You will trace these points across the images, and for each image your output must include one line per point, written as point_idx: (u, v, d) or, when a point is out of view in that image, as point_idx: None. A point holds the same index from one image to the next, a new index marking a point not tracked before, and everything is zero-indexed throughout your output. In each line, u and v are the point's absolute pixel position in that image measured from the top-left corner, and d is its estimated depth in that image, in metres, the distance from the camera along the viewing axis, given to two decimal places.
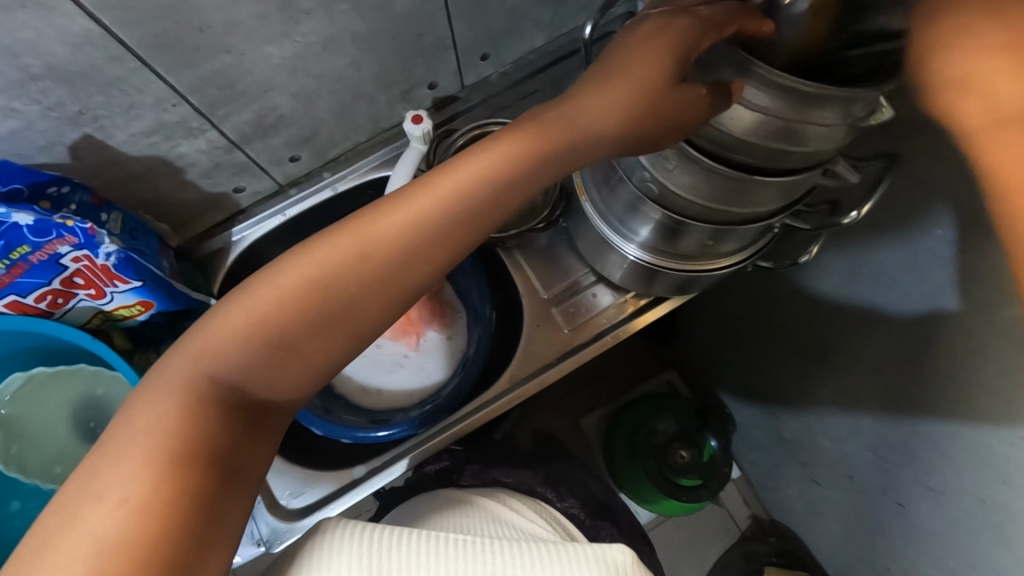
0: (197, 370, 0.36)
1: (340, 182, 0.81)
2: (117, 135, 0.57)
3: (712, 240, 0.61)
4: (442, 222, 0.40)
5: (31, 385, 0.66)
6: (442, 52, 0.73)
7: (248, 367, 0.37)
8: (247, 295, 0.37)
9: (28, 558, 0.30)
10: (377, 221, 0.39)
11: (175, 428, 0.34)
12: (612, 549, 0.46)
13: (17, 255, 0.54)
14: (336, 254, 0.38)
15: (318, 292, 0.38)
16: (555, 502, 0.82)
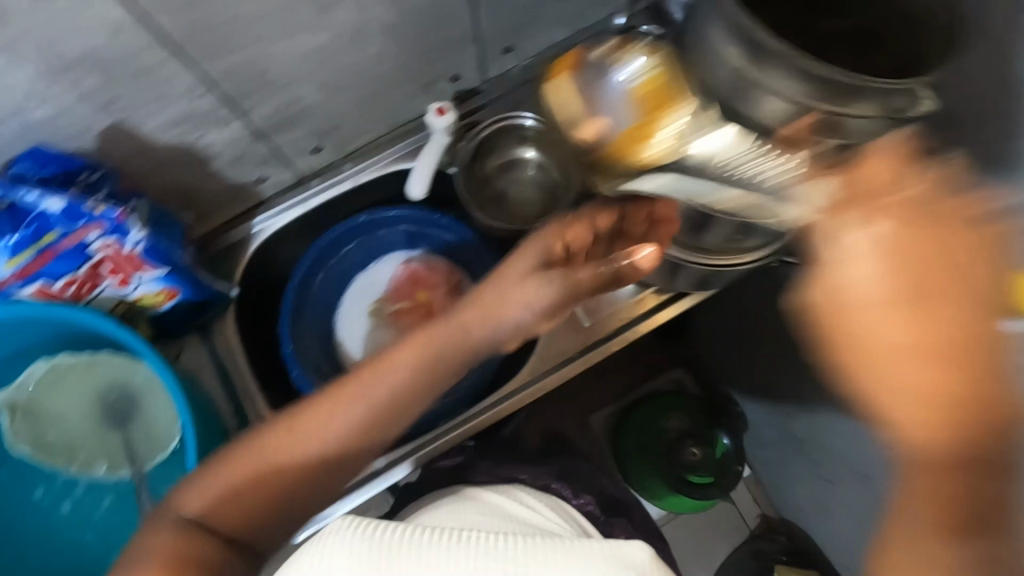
0: (220, 515, 0.50)
1: (359, 175, 0.80)
2: (146, 124, 0.57)
3: (737, 235, 0.60)
4: (437, 358, 0.54)
5: (56, 373, 0.64)
6: (467, 44, 0.73)
7: (266, 488, 0.51)
8: (252, 449, 0.51)
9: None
10: (371, 389, 0.53)
11: (220, 508, 0.50)
12: (629, 545, 0.44)
13: (47, 242, 0.54)
14: (336, 431, 0.52)
15: (336, 436, 0.52)
16: (572, 501, 0.78)
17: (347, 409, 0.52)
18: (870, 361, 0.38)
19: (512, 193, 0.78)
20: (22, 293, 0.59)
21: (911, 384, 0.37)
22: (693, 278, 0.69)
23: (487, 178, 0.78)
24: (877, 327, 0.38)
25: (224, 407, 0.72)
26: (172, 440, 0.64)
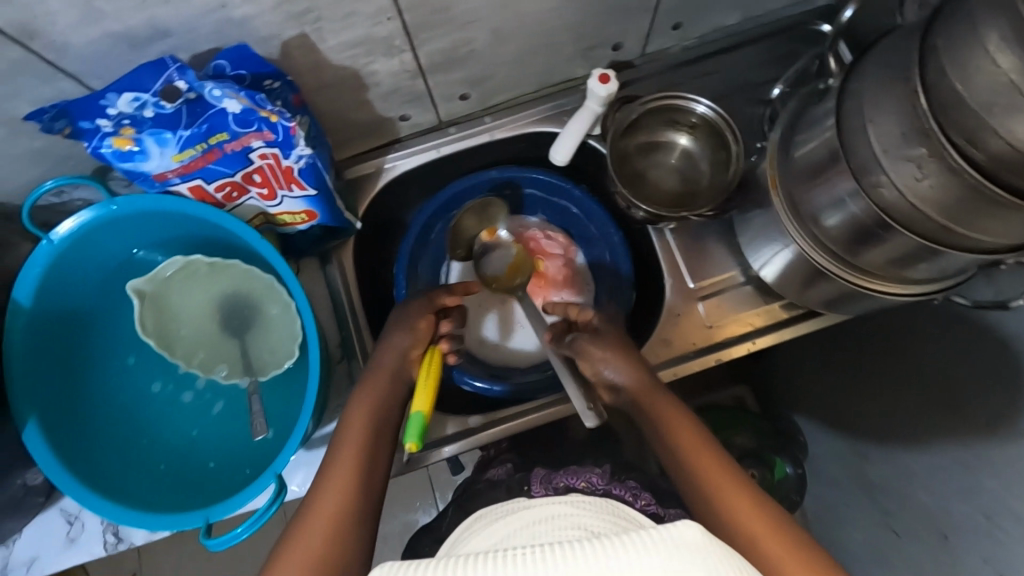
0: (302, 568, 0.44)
1: (497, 130, 0.78)
2: (327, 40, 0.56)
3: (903, 261, 0.54)
4: (389, 402, 0.58)
5: (186, 271, 0.66)
6: (642, 14, 0.69)
7: (336, 544, 0.46)
8: (299, 539, 0.46)
9: None
10: (355, 430, 0.54)
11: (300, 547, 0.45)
12: (672, 524, 0.34)
13: (216, 141, 0.54)
14: (343, 478, 0.50)
15: (347, 490, 0.50)
16: (632, 504, 0.61)
17: (344, 450, 0.53)
18: (703, 469, 0.48)
19: (652, 176, 0.76)
20: (178, 188, 0.59)
21: (732, 497, 0.46)
22: (831, 296, 0.65)
23: (629, 156, 0.75)
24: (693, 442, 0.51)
25: (332, 336, 0.72)
26: (291, 356, 0.65)
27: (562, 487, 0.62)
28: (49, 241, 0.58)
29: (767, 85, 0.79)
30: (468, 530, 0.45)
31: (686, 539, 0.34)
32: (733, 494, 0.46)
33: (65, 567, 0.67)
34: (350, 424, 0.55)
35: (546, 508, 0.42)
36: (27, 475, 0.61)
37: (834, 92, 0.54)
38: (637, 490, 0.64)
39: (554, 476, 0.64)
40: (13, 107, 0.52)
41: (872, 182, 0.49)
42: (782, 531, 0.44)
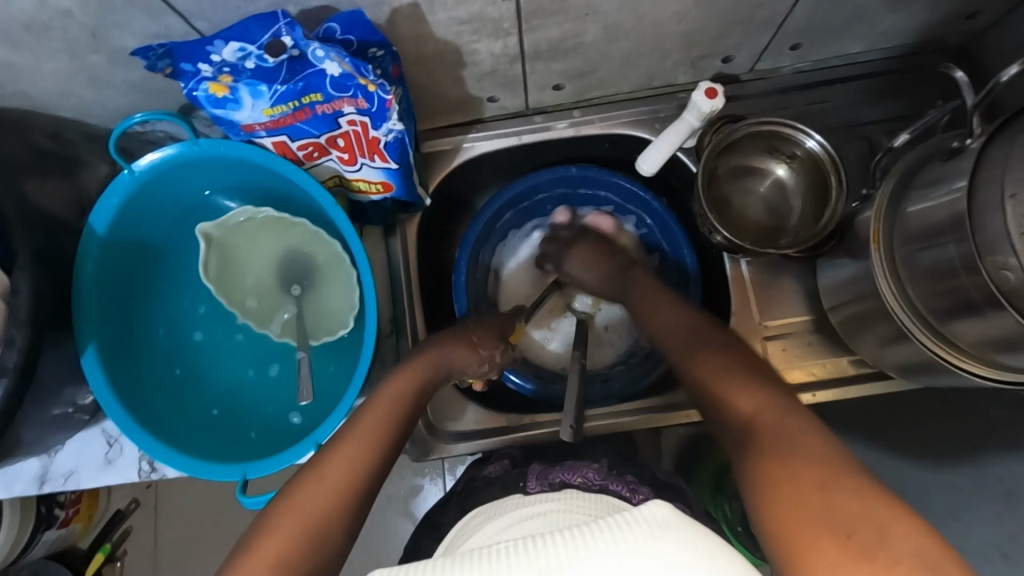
0: (347, 468, 0.49)
1: (584, 126, 0.75)
2: (437, 14, 0.53)
3: (998, 344, 0.50)
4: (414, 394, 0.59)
5: (253, 224, 0.67)
6: (764, 29, 0.64)
7: (360, 477, 0.49)
8: (324, 473, 0.49)
9: (311, 513, 0.45)
10: (372, 421, 0.54)
11: (351, 443, 0.51)
12: (643, 509, 0.34)
13: (308, 101, 0.53)
14: (369, 436, 0.52)
15: (368, 448, 0.52)
16: (632, 502, 0.56)
17: (356, 430, 0.53)
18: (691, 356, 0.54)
19: (737, 201, 0.73)
20: (263, 141, 0.59)
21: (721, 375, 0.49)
22: (906, 363, 0.61)
23: (718, 177, 0.72)
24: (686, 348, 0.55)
25: (385, 310, 0.72)
26: (345, 327, 0.64)
27: (558, 484, 0.57)
28: (130, 172, 0.58)
29: (875, 124, 0.74)
30: (467, 527, 0.47)
31: (657, 518, 0.33)
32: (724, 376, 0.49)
33: (99, 486, 0.70)
34: (367, 411, 0.55)
35: (538, 507, 0.43)
36: (79, 397, 0.62)
37: (971, 155, 0.49)
38: (635, 485, 0.60)
39: (551, 471, 0.59)
40: (120, 36, 0.51)
41: (997, 263, 0.45)
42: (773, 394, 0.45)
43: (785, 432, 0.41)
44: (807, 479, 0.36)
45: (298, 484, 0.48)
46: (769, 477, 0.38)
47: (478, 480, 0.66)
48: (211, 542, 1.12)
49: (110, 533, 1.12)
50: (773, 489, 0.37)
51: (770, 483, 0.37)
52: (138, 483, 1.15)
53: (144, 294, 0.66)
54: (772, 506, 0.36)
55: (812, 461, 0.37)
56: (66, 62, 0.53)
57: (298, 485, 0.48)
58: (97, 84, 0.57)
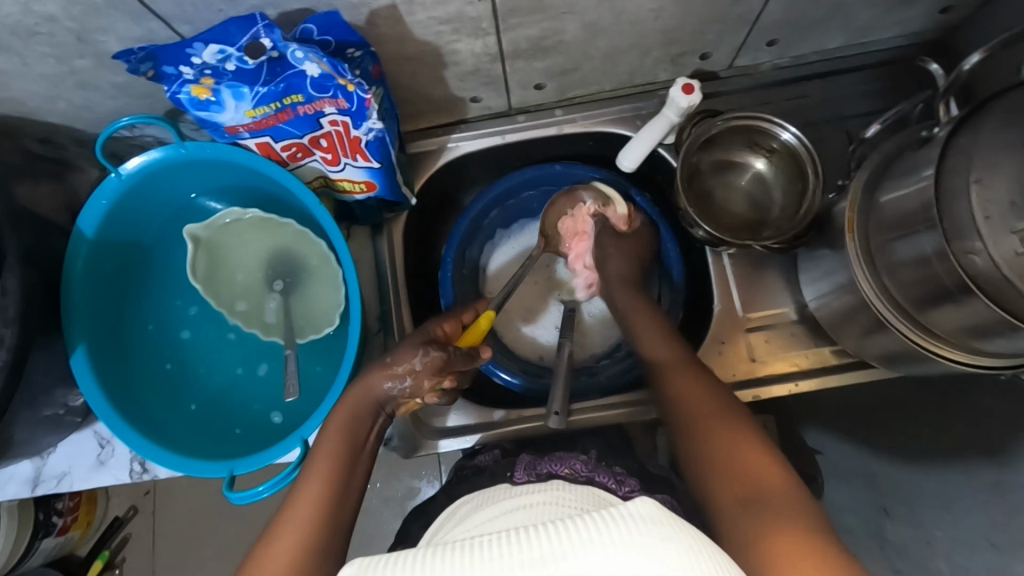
0: (314, 510, 0.49)
1: (567, 124, 0.77)
2: (415, 15, 0.55)
3: (971, 329, 0.50)
4: (359, 416, 0.56)
5: (240, 225, 0.68)
6: (741, 25, 0.66)
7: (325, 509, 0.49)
8: (289, 517, 0.48)
9: (281, 556, 0.45)
10: (323, 460, 0.53)
11: (314, 481, 0.51)
12: (633, 505, 0.34)
13: (290, 102, 0.54)
14: (325, 469, 0.52)
15: (328, 482, 0.51)
16: (616, 492, 0.57)
17: (311, 479, 0.51)
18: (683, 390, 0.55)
19: (718, 195, 0.74)
20: (247, 142, 0.59)
21: (704, 408, 0.52)
22: (886, 351, 0.62)
23: (698, 172, 0.73)
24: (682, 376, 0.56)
25: (373, 308, 0.73)
26: (331, 324, 0.65)
27: (544, 476, 0.58)
28: (117, 175, 0.59)
29: (854, 118, 0.75)
30: (455, 514, 0.47)
31: (644, 514, 0.34)
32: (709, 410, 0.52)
33: (92, 487, 0.70)
34: (320, 456, 0.53)
35: (525, 498, 0.44)
36: (70, 397, 0.63)
37: (938, 143, 0.50)
38: (623, 477, 0.61)
39: (539, 462, 0.60)
40: (105, 41, 0.52)
41: (964, 247, 0.46)
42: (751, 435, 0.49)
43: (778, 491, 0.43)
44: (802, 545, 0.38)
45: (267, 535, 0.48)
46: (768, 535, 0.40)
47: (468, 470, 0.67)
48: (208, 547, 1.13)
49: (109, 540, 1.12)
50: (769, 543, 0.39)
51: (766, 545, 0.39)
52: (135, 489, 1.16)
53: (133, 294, 0.67)
54: (762, 549, 0.39)
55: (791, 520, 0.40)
56: (54, 66, 0.54)
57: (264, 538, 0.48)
58: (85, 88, 0.58)
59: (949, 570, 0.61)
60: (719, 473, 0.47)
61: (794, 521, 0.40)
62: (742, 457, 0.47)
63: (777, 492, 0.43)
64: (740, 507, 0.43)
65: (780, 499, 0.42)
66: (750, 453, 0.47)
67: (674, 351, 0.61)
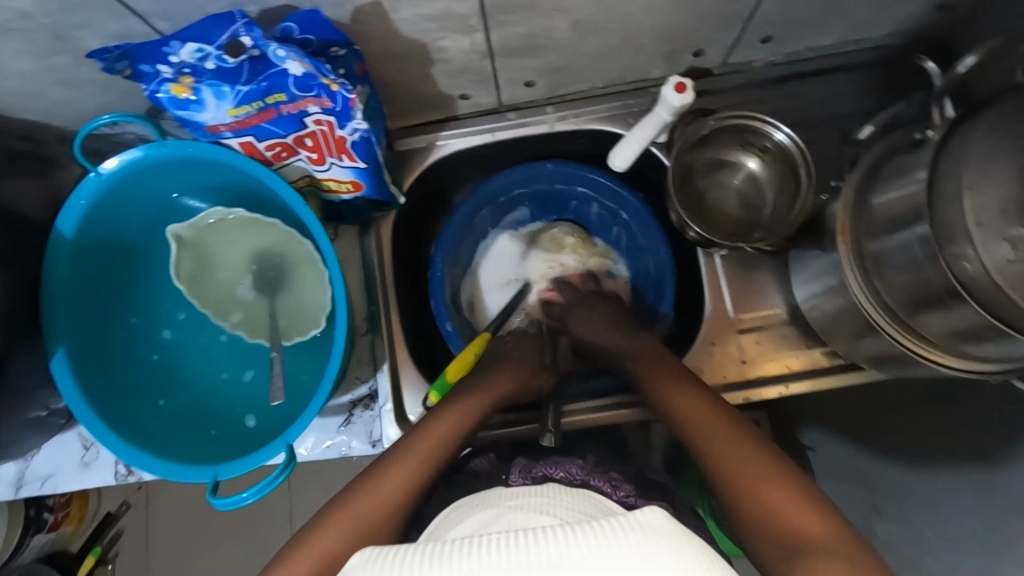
0: (416, 467, 0.53)
1: (558, 122, 0.76)
2: (401, 11, 0.53)
3: (962, 334, 0.50)
4: (473, 418, 0.61)
5: (225, 226, 0.66)
6: (735, 23, 0.64)
7: (424, 471, 0.53)
8: (391, 469, 0.53)
9: (373, 495, 0.50)
10: (425, 442, 0.56)
11: (419, 445, 0.56)
12: (638, 512, 0.34)
13: (273, 101, 0.52)
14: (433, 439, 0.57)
15: (436, 446, 0.56)
16: (610, 495, 0.57)
17: (417, 443, 0.56)
18: (694, 422, 0.55)
19: (711, 195, 0.73)
20: (229, 141, 0.58)
21: (699, 421, 0.54)
22: (877, 354, 0.61)
23: (692, 171, 0.72)
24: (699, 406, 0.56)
25: (360, 308, 0.72)
26: (318, 327, 0.64)
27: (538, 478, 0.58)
28: (96, 175, 0.58)
29: (851, 117, 0.74)
30: (447, 518, 0.45)
31: (651, 525, 0.34)
32: (703, 422, 0.54)
33: (78, 489, 0.69)
34: (431, 422, 0.59)
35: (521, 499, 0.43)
36: (52, 401, 0.62)
37: (934, 146, 0.49)
38: (618, 482, 0.60)
39: (535, 466, 0.60)
40: (81, 38, 0.50)
41: (955, 253, 0.45)
42: (767, 458, 0.49)
43: (820, 533, 0.41)
44: None
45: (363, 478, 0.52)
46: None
47: (463, 475, 0.67)
48: (200, 544, 1.13)
49: (100, 536, 1.11)
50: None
51: None
52: (128, 485, 1.15)
53: (115, 297, 0.65)
54: None
55: (836, 557, 0.39)
56: (30, 63, 0.53)
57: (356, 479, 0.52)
58: (63, 86, 0.57)
59: None
60: (756, 527, 0.44)
61: (834, 552, 0.39)
62: (773, 503, 0.45)
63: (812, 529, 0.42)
64: (777, 556, 0.42)
65: (822, 541, 0.40)
66: (783, 495, 0.45)
67: (682, 377, 0.60)
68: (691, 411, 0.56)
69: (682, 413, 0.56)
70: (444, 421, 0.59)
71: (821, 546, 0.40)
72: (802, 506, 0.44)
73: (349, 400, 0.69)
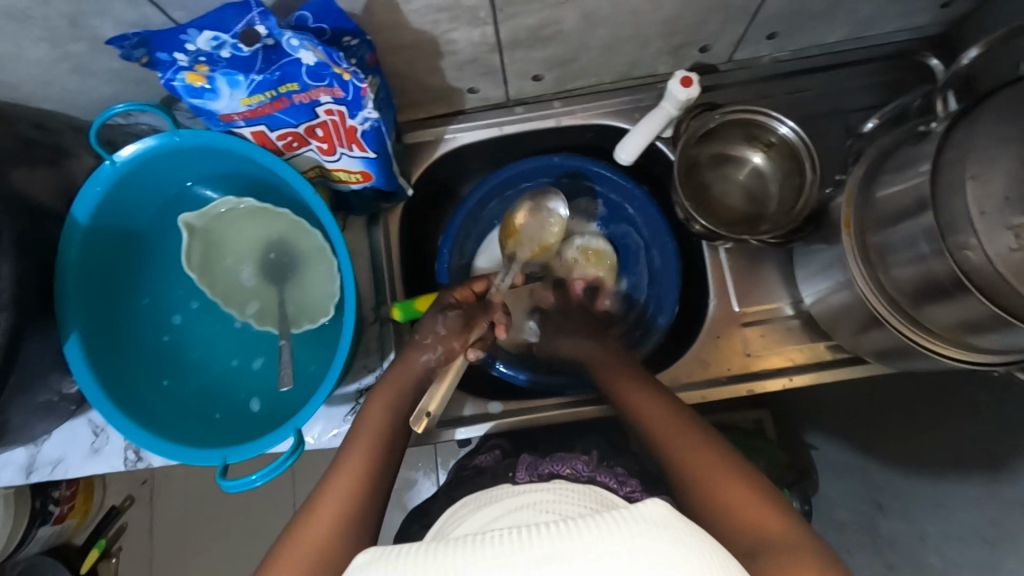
0: (341, 511, 0.49)
1: (565, 116, 0.76)
2: (412, 2, 0.54)
3: (967, 327, 0.50)
4: (391, 433, 0.57)
5: (234, 214, 0.67)
6: (741, 17, 0.65)
7: (353, 508, 0.50)
8: (312, 517, 0.49)
9: (299, 549, 0.46)
10: (345, 475, 0.52)
11: (340, 483, 0.51)
12: (634, 504, 0.35)
13: (285, 90, 0.53)
14: (355, 473, 0.52)
15: (356, 481, 0.52)
16: (618, 492, 0.56)
17: (336, 480, 0.52)
18: (652, 421, 0.54)
19: (715, 189, 0.74)
20: (241, 130, 0.59)
21: (660, 421, 0.54)
22: (881, 347, 0.61)
23: (696, 166, 0.73)
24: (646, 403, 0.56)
25: (368, 298, 0.72)
26: (326, 314, 0.65)
27: (545, 476, 0.57)
28: (111, 162, 0.59)
29: (855, 112, 0.75)
30: (454, 516, 0.45)
31: (650, 517, 0.34)
32: (664, 428, 0.53)
33: (87, 474, 0.70)
34: (349, 451, 0.54)
35: (528, 496, 0.42)
36: (65, 384, 0.63)
37: (936, 138, 0.49)
38: (625, 478, 0.60)
39: (540, 463, 0.60)
40: (98, 25, 0.52)
41: (959, 243, 0.46)
42: (721, 458, 0.49)
43: (776, 533, 0.42)
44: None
45: (286, 532, 0.49)
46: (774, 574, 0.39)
47: (470, 471, 0.68)
48: (203, 537, 1.13)
49: (105, 529, 1.12)
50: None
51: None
52: (133, 478, 1.15)
53: (127, 283, 0.66)
54: None
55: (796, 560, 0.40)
56: (48, 50, 0.54)
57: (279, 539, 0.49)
58: (80, 74, 0.58)
59: (942, 566, 0.62)
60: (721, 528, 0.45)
61: (793, 553, 0.40)
62: (720, 488, 0.46)
63: (776, 529, 0.43)
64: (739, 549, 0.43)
65: (781, 542, 0.42)
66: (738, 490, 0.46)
67: (639, 374, 0.60)
68: (653, 409, 0.55)
69: (644, 411, 0.56)
70: (357, 450, 0.54)
71: (778, 547, 0.41)
72: (767, 505, 0.45)
73: (356, 389, 0.69)
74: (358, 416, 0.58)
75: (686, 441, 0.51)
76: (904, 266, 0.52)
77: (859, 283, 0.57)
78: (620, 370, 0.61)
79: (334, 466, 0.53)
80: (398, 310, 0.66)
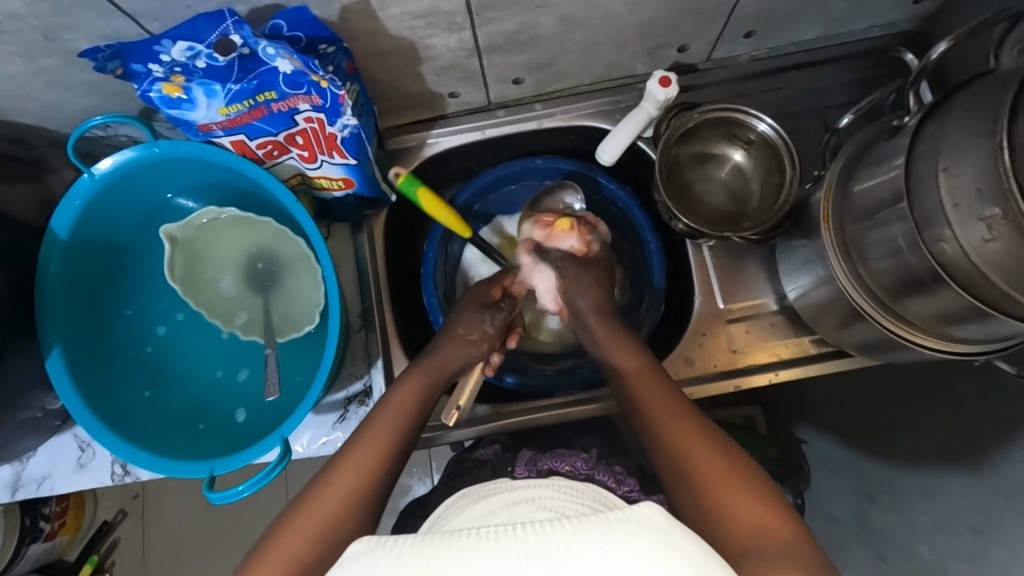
0: (355, 485, 0.49)
1: (546, 119, 0.77)
2: (389, 9, 0.54)
3: (947, 319, 0.51)
4: (412, 415, 0.57)
5: (215, 225, 0.67)
6: (716, 17, 0.66)
7: (366, 484, 0.50)
8: (324, 490, 0.49)
9: (309, 518, 0.46)
10: (364, 449, 0.52)
11: (359, 456, 0.51)
12: (630, 507, 0.35)
13: (263, 99, 0.53)
14: (377, 447, 0.52)
15: (376, 457, 0.52)
16: (615, 491, 0.57)
17: (355, 452, 0.52)
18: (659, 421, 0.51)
19: (697, 187, 0.74)
20: (220, 140, 0.59)
21: (669, 419, 0.51)
22: (864, 339, 0.62)
23: (678, 164, 0.73)
24: (652, 390, 0.54)
25: (353, 305, 0.72)
26: (310, 323, 0.64)
27: (546, 471, 0.57)
28: (90, 176, 0.59)
29: (832, 108, 0.75)
30: (453, 507, 0.46)
31: (645, 520, 0.34)
32: (675, 427, 0.50)
33: (74, 490, 0.70)
34: (374, 425, 0.55)
35: (523, 491, 0.42)
36: (48, 401, 0.62)
37: (910, 133, 0.50)
38: (623, 476, 0.61)
39: (540, 458, 0.60)
40: (71, 39, 0.51)
41: (934, 236, 0.46)
42: (730, 460, 0.47)
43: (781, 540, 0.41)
44: None
45: (297, 501, 0.48)
46: None
47: (469, 463, 0.68)
48: (196, 550, 1.12)
49: (97, 545, 1.11)
50: None
51: None
52: (124, 493, 1.14)
53: (110, 297, 0.66)
54: None
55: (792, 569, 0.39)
56: (21, 65, 0.53)
57: (289, 508, 0.48)
58: (55, 87, 0.57)
59: (932, 556, 0.62)
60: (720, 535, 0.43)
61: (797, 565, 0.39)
62: (723, 496, 0.44)
63: (779, 533, 0.42)
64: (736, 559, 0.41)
65: (786, 550, 0.40)
66: (744, 499, 0.44)
67: (650, 372, 0.57)
68: (660, 408, 0.52)
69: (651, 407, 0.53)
70: (382, 427, 0.55)
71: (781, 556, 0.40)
72: (769, 511, 0.43)
73: (344, 396, 0.69)
74: (388, 393, 0.59)
75: (687, 444, 0.49)
76: (878, 253, 0.53)
77: (842, 276, 0.58)
78: (635, 367, 0.58)
79: (354, 439, 0.53)
80: (405, 178, 0.66)
